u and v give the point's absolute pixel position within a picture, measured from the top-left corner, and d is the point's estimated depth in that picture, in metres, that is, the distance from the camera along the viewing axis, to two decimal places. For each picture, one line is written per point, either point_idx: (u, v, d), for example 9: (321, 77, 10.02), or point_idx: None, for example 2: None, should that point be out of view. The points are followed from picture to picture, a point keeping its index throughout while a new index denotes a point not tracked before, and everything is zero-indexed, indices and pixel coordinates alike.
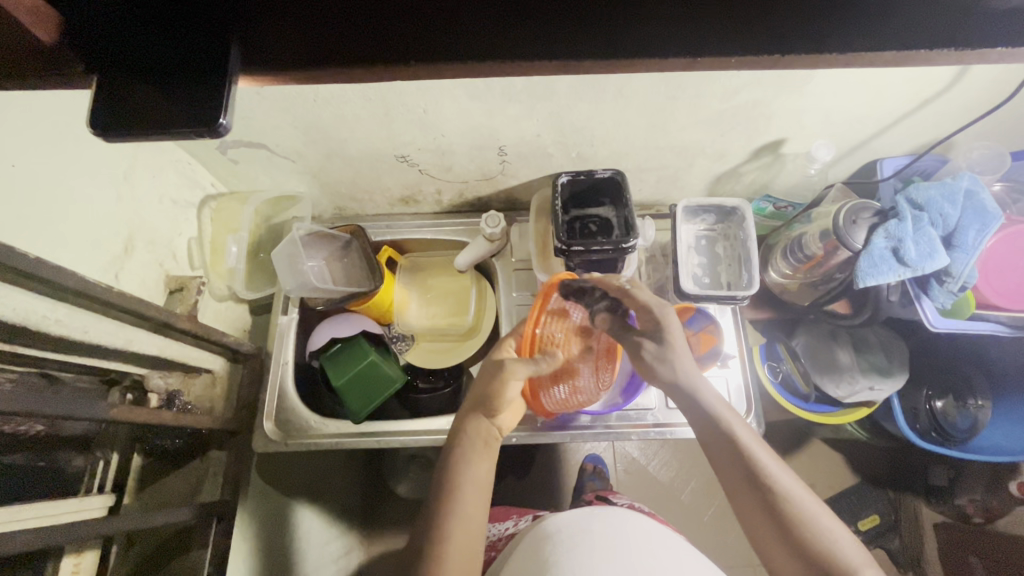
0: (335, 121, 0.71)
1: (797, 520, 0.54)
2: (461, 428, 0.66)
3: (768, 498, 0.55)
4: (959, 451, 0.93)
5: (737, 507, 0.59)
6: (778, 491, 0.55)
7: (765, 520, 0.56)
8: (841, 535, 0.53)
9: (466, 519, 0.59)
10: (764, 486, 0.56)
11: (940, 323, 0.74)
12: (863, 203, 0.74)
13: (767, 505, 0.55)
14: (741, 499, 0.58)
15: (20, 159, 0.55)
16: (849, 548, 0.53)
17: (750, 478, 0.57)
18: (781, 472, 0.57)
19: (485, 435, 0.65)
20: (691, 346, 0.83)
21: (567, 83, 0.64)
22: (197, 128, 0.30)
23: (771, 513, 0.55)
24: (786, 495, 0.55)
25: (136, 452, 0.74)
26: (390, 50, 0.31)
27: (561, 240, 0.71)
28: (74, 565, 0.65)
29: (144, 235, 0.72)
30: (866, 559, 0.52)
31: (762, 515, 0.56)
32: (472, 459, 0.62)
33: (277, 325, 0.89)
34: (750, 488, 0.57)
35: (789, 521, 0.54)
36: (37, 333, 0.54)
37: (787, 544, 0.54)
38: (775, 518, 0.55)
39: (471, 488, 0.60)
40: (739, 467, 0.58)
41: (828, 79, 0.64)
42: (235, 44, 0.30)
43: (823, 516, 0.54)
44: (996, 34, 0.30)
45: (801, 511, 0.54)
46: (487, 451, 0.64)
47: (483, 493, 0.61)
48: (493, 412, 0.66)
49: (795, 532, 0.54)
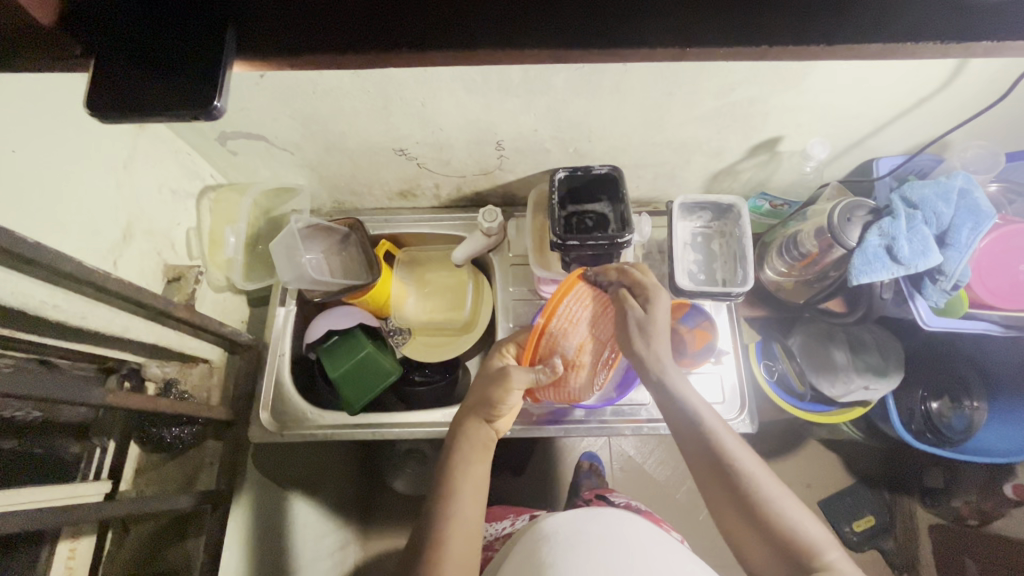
0: (333, 113, 0.72)
1: (765, 507, 0.55)
2: (459, 428, 0.66)
3: (733, 483, 0.57)
4: (953, 450, 0.93)
5: (706, 493, 0.60)
6: (742, 477, 0.57)
7: (735, 509, 0.57)
8: (805, 519, 0.55)
9: (462, 521, 0.58)
10: (735, 480, 0.57)
11: (934, 322, 0.74)
12: (857, 203, 0.75)
13: (738, 497, 0.56)
14: (711, 489, 0.59)
15: (21, 146, 0.55)
16: (813, 530, 0.54)
17: (721, 473, 0.57)
18: (746, 460, 0.58)
19: (480, 438, 0.65)
20: (685, 342, 0.83)
21: (565, 77, 0.64)
22: (190, 111, 0.30)
23: (736, 498, 0.57)
24: (756, 486, 0.56)
25: (133, 440, 0.75)
26: (385, 36, 0.31)
27: (557, 234, 0.71)
28: (70, 550, 0.66)
29: (143, 224, 0.73)
30: (829, 541, 0.54)
31: (730, 504, 0.57)
32: (468, 460, 0.62)
33: (274, 317, 0.90)
34: (719, 481, 0.58)
35: (757, 511, 0.55)
36: (36, 318, 0.54)
37: (750, 526, 0.56)
38: (740, 502, 0.56)
39: (469, 490, 0.60)
40: (710, 462, 0.58)
41: (824, 76, 0.64)
42: (231, 27, 0.31)
43: (789, 501, 0.56)
44: (984, 27, 0.30)
45: (765, 497, 0.56)
46: (484, 451, 0.64)
47: (479, 495, 0.61)
48: (493, 416, 0.65)
49: (764, 521, 0.55)
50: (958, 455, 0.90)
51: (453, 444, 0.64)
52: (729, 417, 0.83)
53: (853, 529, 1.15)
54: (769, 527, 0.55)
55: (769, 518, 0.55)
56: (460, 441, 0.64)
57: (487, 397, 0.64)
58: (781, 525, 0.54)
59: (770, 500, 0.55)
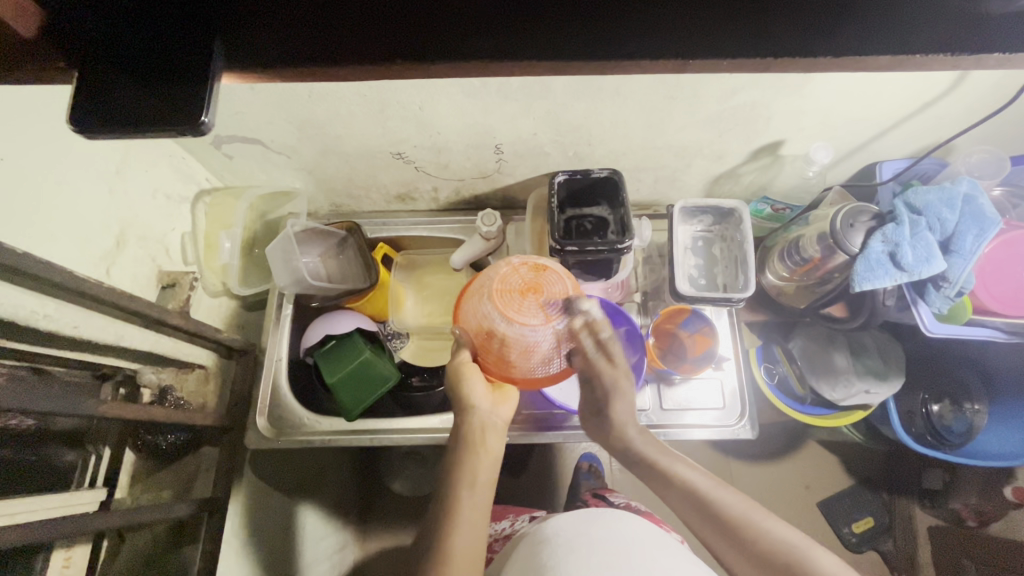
0: (329, 117, 0.71)
1: (759, 538, 0.54)
2: (457, 424, 0.61)
3: (720, 523, 0.56)
4: (954, 454, 0.92)
5: (699, 535, 0.58)
6: (727, 513, 0.56)
7: (734, 550, 0.55)
8: (802, 538, 0.54)
9: (470, 521, 0.55)
10: (724, 523, 0.55)
11: (936, 328, 0.73)
12: (860, 208, 0.74)
13: (734, 541, 0.55)
14: (706, 536, 0.57)
15: (9, 153, 0.54)
16: (816, 552, 0.53)
17: (704, 516, 0.56)
18: (725, 495, 0.57)
19: (475, 434, 0.60)
20: (685, 348, 0.83)
21: (566, 82, 0.63)
22: (177, 124, 0.29)
23: (727, 537, 0.55)
24: (742, 520, 0.55)
25: (128, 447, 0.74)
26: (378, 46, 0.30)
27: (556, 240, 0.70)
28: (64, 559, 0.65)
29: (135, 230, 0.72)
30: (831, 558, 0.53)
31: (723, 543, 0.56)
32: (466, 463, 0.58)
33: (270, 322, 0.89)
34: (706, 524, 0.56)
35: (751, 546, 0.54)
36: (26, 328, 0.53)
37: (751, 561, 0.54)
38: (733, 540, 0.55)
39: (470, 493, 0.56)
40: (698, 513, 0.57)
41: (828, 82, 0.63)
42: (220, 41, 0.30)
43: (779, 527, 0.55)
44: (999, 40, 0.29)
45: (756, 528, 0.54)
46: (476, 446, 0.59)
47: (484, 493, 0.58)
48: (484, 404, 0.60)
49: (761, 554, 0.54)
50: (961, 458, 0.89)
51: (453, 442, 0.59)
52: (729, 423, 0.82)
53: (852, 530, 1.15)
54: (770, 561, 0.53)
55: (764, 552, 0.54)
56: (458, 442, 0.59)
57: (461, 393, 0.60)
58: (780, 555, 0.53)
59: (763, 533, 0.54)
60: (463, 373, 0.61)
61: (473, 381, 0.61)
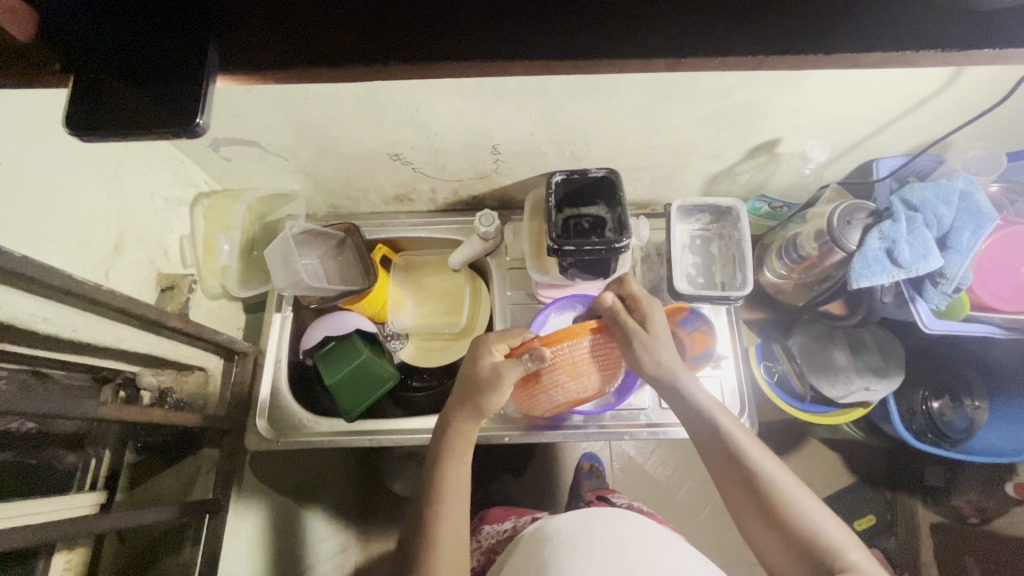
0: (326, 119, 0.71)
1: (784, 505, 0.57)
2: (447, 428, 0.66)
3: (752, 481, 0.59)
4: (954, 451, 0.92)
5: (724, 492, 0.62)
6: (761, 474, 0.59)
7: (758, 516, 0.58)
8: (825, 518, 0.56)
9: (453, 518, 0.60)
10: (754, 482, 0.59)
11: (934, 325, 0.74)
12: (856, 205, 0.74)
13: (759, 500, 0.58)
14: (731, 492, 0.61)
15: (9, 157, 0.54)
16: (836, 533, 0.55)
17: (738, 471, 0.60)
18: (764, 459, 0.60)
19: (463, 436, 0.65)
20: (684, 347, 0.82)
21: (561, 82, 0.63)
22: (171, 129, 0.30)
23: (755, 495, 0.59)
24: (773, 484, 0.58)
25: (129, 449, 0.75)
26: (372, 46, 0.30)
27: (553, 240, 0.70)
28: (65, 563, 0.66)
29: (134, 233, 0.72)
30: (851, 542, 0.55)
31: (748, 502, 0.59)
32: (454, 459, 0.63)
33: (270, 324, 0.89)
34: (737, 478, 0.60)
35: (775, 510, 0.57)
36: (26, 331, 0.54)
37: (770, 524, 0.57)
38: (759, 501, 0.58)
39: (454, 491, 0.61)
40: (734, 469, 0.60)
41: (822, 79, 0.63)
42: (213, 45, 0.30)
43: (805, 500, 0.57)
44: (987, 36, 0.29)
45: (784, 495, 0.57)
46: (465, 451, 0.64)
47: (464, 490, 0.63)
48: (485, 414, 0.65)
49: (784, 526, 0.56)
50: (963, 456, 0.88)
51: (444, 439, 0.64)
52: None
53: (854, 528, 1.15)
54: (789, 527, 0.56)
55: (785, 519, 0.56)
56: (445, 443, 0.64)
57: (476, 395, 0.64)
58: (804, 532, 0.55)
59: (790, 502, 0.57)
60: (500, 387, 0.63)
61: (497, 394, 0.63)
